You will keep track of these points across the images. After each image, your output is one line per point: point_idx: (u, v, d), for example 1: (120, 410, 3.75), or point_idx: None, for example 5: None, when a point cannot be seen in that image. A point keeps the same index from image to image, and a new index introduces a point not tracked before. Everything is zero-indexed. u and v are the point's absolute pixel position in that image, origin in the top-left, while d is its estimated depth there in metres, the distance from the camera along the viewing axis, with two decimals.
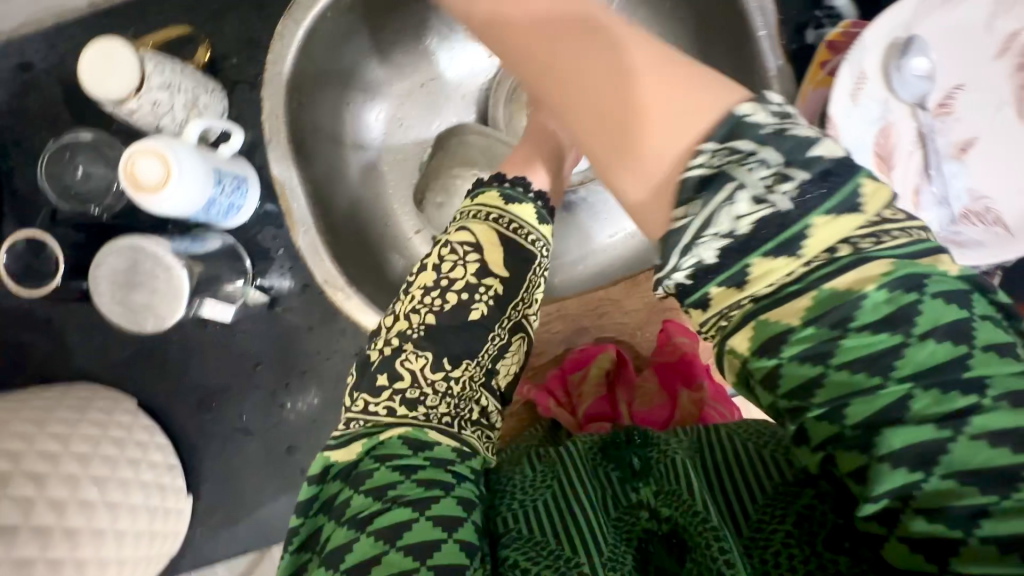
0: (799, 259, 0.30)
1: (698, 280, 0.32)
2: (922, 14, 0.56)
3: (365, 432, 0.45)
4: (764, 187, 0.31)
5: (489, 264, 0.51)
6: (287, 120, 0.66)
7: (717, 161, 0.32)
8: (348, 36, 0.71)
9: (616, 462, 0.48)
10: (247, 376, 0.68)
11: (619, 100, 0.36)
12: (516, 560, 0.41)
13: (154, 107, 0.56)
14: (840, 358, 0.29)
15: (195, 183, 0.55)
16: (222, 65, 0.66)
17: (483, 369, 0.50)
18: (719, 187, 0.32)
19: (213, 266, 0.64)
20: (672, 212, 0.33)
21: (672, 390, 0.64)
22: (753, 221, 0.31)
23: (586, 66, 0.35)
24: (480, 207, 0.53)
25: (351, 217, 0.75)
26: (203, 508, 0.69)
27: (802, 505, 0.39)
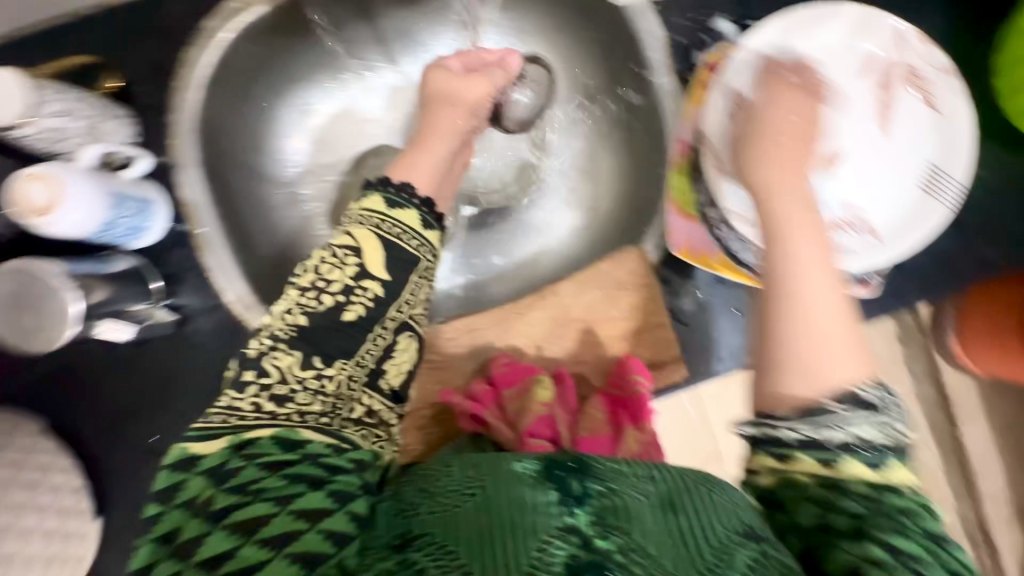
0: (877, 470, 0.41)
1: (802, 442, 0.41)
2: (786, 37, 0.60)
3: (231, 428, 0.49)
4: (891, 424, 0.41)
5: (367, 263, 0.55)
6: (202, 144, 0.69)
7: (883, 401, 0.42)
8: (263, 66, 0.74)
9: (557, 483, 0.45)
10: (157, 395, 0.68)
11: (815, 269, 0.45)
12: (424, 565, 0.41)
13: (49, 133, 0.57)
14: (870, 485, 0.40)
15: (88, 209, 0.56)
16: (133, 91, 0.68)
17: (366, 369, 0.55)
18: (860, 408, 0.41)
19: (117, 287, 0.63)
20: (822, 402, 0.41)
21: (618, 422, 0.63)
22: (874, 438, 0.41)
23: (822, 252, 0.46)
24: (368, 213, 0.57)
25: (269, 239, 0.76)
26: (113, 533, 0.68)
27: (749, 556, 0.40)
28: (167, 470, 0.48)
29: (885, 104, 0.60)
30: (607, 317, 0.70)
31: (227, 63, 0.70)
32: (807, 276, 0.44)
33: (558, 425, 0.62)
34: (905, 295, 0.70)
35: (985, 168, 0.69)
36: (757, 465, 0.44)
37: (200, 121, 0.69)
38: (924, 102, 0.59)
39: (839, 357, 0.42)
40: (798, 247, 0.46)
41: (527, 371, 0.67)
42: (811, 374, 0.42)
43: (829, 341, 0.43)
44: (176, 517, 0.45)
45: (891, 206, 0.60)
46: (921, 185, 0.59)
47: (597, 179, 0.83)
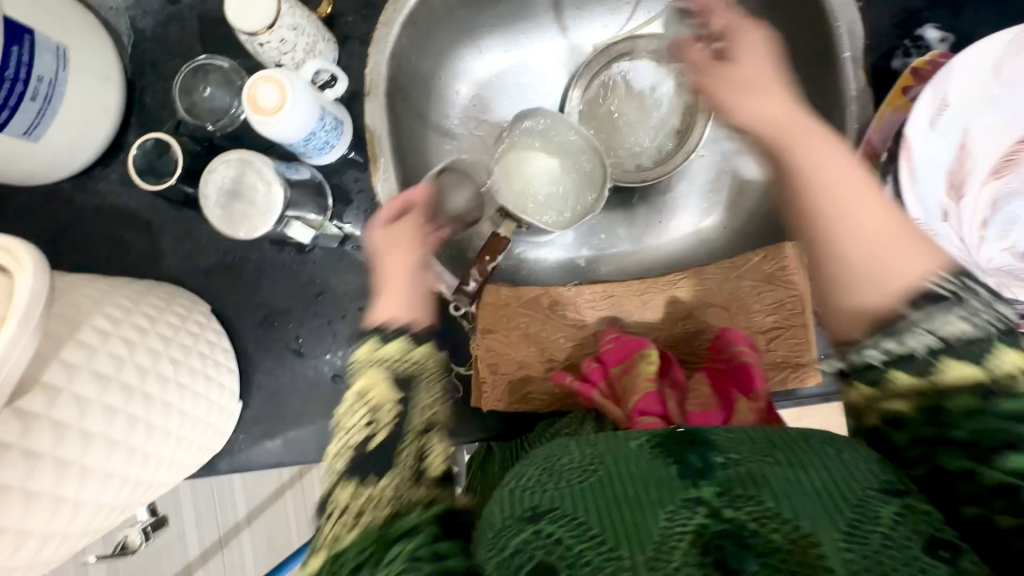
0: (984, 367, 0.44)
1: (891, 361, 0.47)
2: (1014, 49, 0.56)
3: (328, 551, 0.49)
4: (970, 312, 0.45)
5: (378, 399, 0.54)
6: (387, 80, 0.72)
7: (950, 288, 0.47)
8: (449, 16, 0.78)
9: (677, 457, 0.45)
10: (310, 301, 0.74)
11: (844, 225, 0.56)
12: (561, 537, 0.42)
13: (280, 44, 0.62)
14: (1007, 407, 0.43)
15: (304, 116, 0.61)
16: (338, 20, 0.73)
17: (410, 468, 0.53)
18: (938, 313, 0.46)
19: (299, 194, 0.69)
20: (899, 308, 0.48)
21: (727, 395, 0.60)
22: (952, 335, 0.45)
23: (843, 209, 0.57)
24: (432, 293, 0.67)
25: (426, 179, 0.81)
26: (251, 417, 0.74)
27: (893, 510, 0.41)
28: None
29: None
30: (748, 309, 0.69)
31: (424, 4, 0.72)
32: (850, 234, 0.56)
33: (668, 401, 0.59)
34: None
35: None
36: (872, 401, 0.49)
37: (392, 56, 0.72)
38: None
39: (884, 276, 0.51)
40: (840, 213, 0.57)
41: (634, 346, 0.66)
42: (875, 284, 0.51)
43: (889, 255, 0.52)
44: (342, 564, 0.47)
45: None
46: None
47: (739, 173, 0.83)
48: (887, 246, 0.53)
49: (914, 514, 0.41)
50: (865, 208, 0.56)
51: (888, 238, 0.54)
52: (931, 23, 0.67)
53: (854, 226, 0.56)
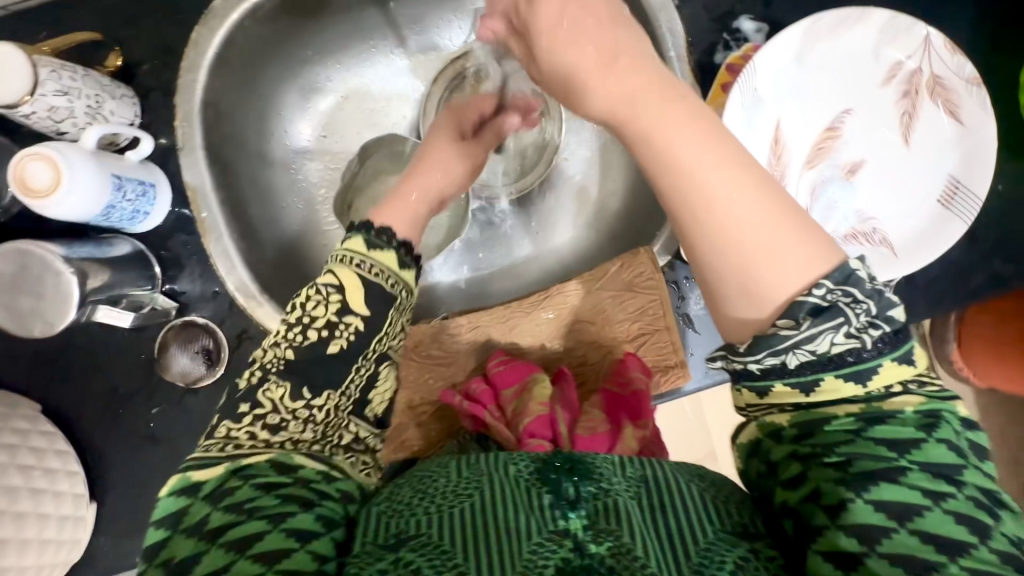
0: (862, 385, 0.40)
1: (766, 372, 0.41)
2: (813, 39, 0.58)
3: (227, 455, 0.47)
4: (856, 328, 0.39)
5: (349, 301, 0.53)
6: (204, 128, 0.66)
7: (831, 297, 0.38)
8: (272, 47, 0.72)
9: (551, 486, 0.44)
10: (154, 383, 0.67)
11: (742, 215, 0.40)
12: (419, 564, 0.40)
13: (50, 112, 0.56)
14: (872, 432, 0.39)
15: (89, 191, 0.55)
16: (136, 70, 0.66)
17: (352, 399, 0.54)
18: (822, 319, 0.38)
19: (119, 270, 0.62)
20: (773, 326, 0.39)
21: (616, 421, 0.60)
22: (839, 351, 0.39)
23: (755, 201, 0.40)
24: (349, 252, 0.54)
25: (274, 227, 0.75)
26: (108, 517, 0.67)
27: (739, 554, 0.40)
28: (169, 497, 0.44)
29: (909, 114, 0.59)
30: (615, 319, 0.70)
31: (233, 41, 0.67)
32: (715, 227, 0.40)
33: (558, 425, 0.56)
34: (917, 309, 0.68)
35: (1004, 183, 0.68)
36: (751, 409, 0.43)
37: (204, 103, 0.66)
38: (951, 112, 0.58)
39: (762, 285, 0.40)
40: (709, 209, 0.40)
41: (525, 371, 0.65)
42: (748, 291, 0.40)
43: (761, 261, 0.39)
44: (196, 513, 0.43)
45: (908, 218, 0.59)
46: (939, 200, 0.58)
47: (607, 175, 0.83)
48: (780, 235, 0.39)
49: (758, 559, 0.40)
50: (735, 183, 0.40)
51: (773, 233, 0.40)
52: (746, 14, 0.68)
53: (752, 213, 0.40)
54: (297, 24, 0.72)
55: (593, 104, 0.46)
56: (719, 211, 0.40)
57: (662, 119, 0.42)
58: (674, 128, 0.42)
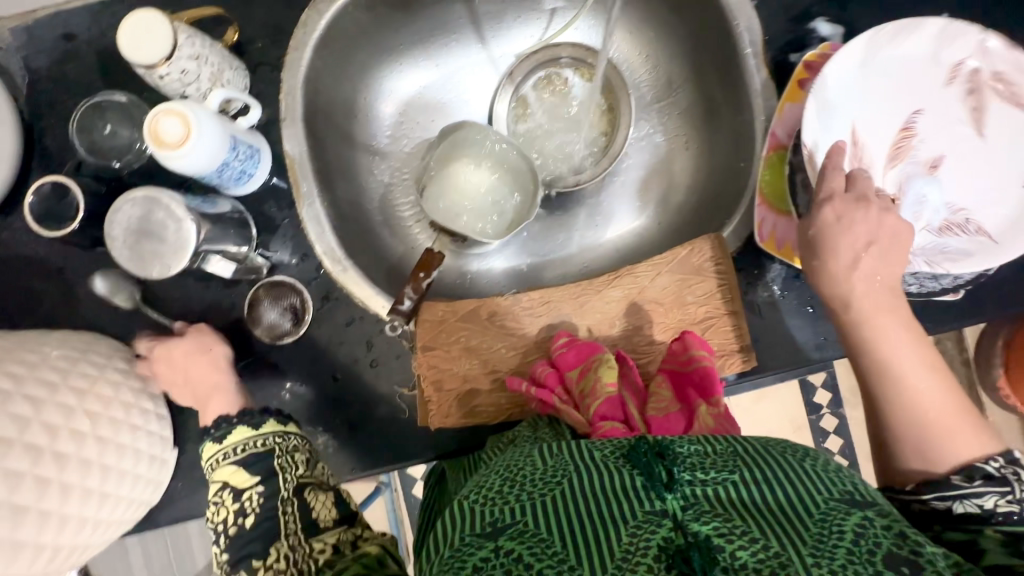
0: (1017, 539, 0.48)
1: (944, 500, 0.50)
2: (875, 47, 0.64)
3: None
4: (1006, 499, 0.49)
5: (235, 485, 0.60)
6: (304, 103, 0.72)
7: (1003, 470, 0.50)
8: (368, 33, 0.77)
9: (641, 468, 0.45)
10: (240, 337, 0.71)
11: (919, 373, 0.54)
12: (520, 554, 0.41)
13: (181, 75, 0.61)
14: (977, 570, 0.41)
15: (210, 146, 0.59)
16: (248, 48, 0.71)
17: (298, 530, 0.58)
18: (994, 485, 0.49)
19: (219, 227, 0.66)
20: (948, 476, 0.51)
21: (687, 401, 0.61)
22: (999, 508, 0.49)
23: (940, 379, 0.54)
24: (233, 446, 0.62)
25: (358, 202, 0.80)
26: (187, 464, 0.71)
27: (855, 522, 0.41)
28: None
29: (978, 109, 0.63)
30: (682, 302, 0.71)
31: (337, 24, 0.73)
32: (906, 384, 0.54)
33: (629, 407, 0.60)
34: (987, 307, 0.68)
35: None
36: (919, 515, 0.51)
37: (306, 80, 0.72)
38: (1016, 103, 0.62)
39: (929, 455, 0.52)
40: (904, 384, 0.54)
41: (590, 349, 0.66)
42: (922, 453, 0.53)
43: (937, 434, 0.53)
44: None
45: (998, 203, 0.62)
46: None
47: (671, 167, 0.85)
48: (950, 405, 0.54)
49: (874, 526, 0.42)
50: (932, 372, 0.54)
51: (943, 410, 0.53)
52: (821, 17, 0.71)
53: (936, 399, 0.54)
54: (393, 13, 0.78)
55: (834, 277, 0.58)
56: (910, 385, 0.54)
57: (882, 312, 0.56)
58: (903, 333, 0.55)
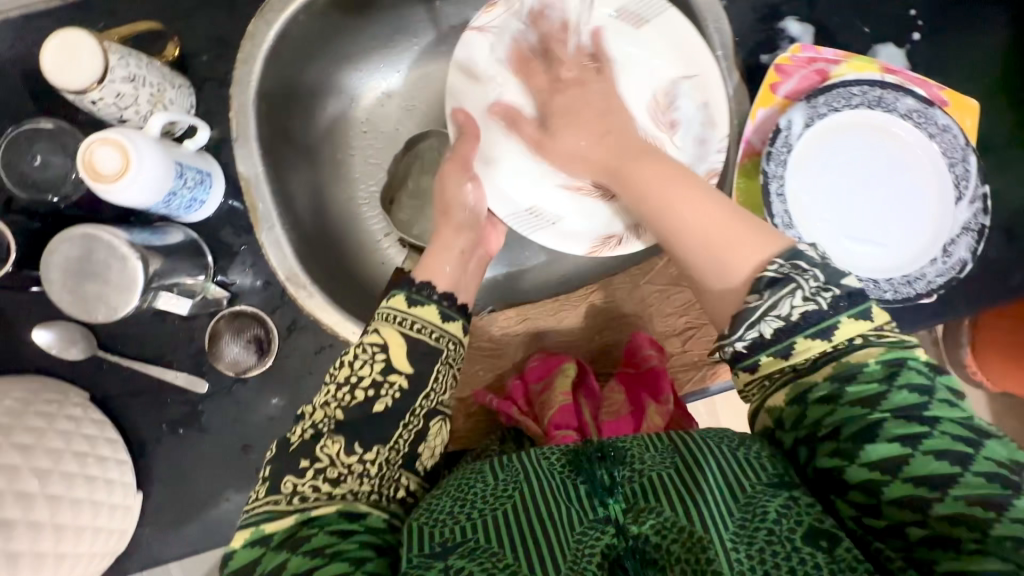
0: (828, 339, 0.42)
1: (765, 341, 0.43)
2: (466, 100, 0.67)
3: (296, 508, 0.46)
4: (810, 291, 0.43)
5: (393, 361, 0.52)
6: (257, 120, 0.66)
7: (782, 270, 0.44)
8: (321, 40, 0.72)
9: (585, 475, 0.43)
10: (202, 371, 0.67)
11: (673, 196, 0.52)
12: (470, 569, 0.40)
13: (116, 99, 0.56)
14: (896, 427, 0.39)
15: (155, 178, 0.55)
16: (192, 61, 0.67)
17: (401, 452, 0.51)
18: (779, 288, 0.43)
19: (172, 259, 0.62)
20: (744, 300, 0.45)
21: (638, 401, 0.62)
22: (801, 313, 0.42)
23: (700, 186, 0.52)
24: (391, 311, 0.55)
25: (321, 222, 0.75)
26: (152, 507, 0.67)
27: (780, 504, 0.40)
28: (245, 548, 0.45)
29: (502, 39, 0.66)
30: (660, 313, 0.70)
31: (287, 33, 0.67)
32: (674, 211, 0.52)
33: (583, 413, 0.60)
34: (957, 308, 0.69)
35: None
36: (769, 378, 0.44)
37: (258, 95, 0.66)
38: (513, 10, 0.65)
39: (734, 270, 0.46)
40: (668, 213, 0.52)
41: (555, 363, 0.65)
42: (725, 271, 0.47)
43: (719, 252, 0.47)
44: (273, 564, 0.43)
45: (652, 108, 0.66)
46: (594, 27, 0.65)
47: None
48: (725, 227, 0.48)
49: (799, 506, 0.40)
50: (686, 199, 0.51)
51: (717, 229, 0.48)
52: (792, 16, 0.69)
53: (679, 194, 0.52)
54: (349, 17, 0.72)
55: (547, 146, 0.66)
56: (687, 218, 0.50)
57: (661, 183, 0.54)
58: (654, 178, 0.55)
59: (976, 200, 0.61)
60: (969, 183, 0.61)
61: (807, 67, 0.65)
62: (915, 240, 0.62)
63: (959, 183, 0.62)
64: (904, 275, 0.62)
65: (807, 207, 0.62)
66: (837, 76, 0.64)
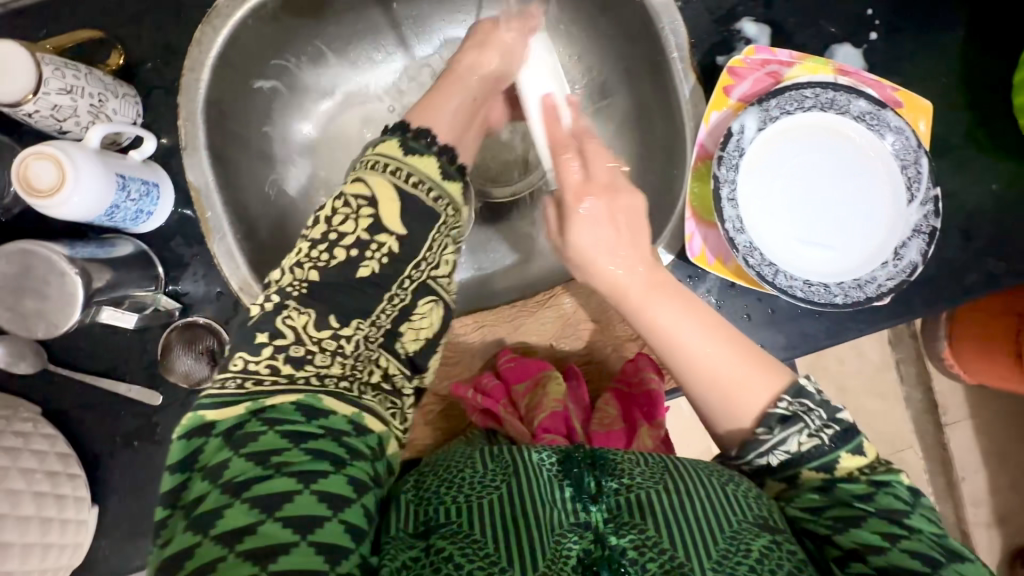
0: (829, 470, 0.46)
1: (760, 467, 0.48)
2: None
3: (250, 395, 0.48)
4: (814, 428, 0.47)
5: (382, 219, 0.54)
6: (207, 127, 0.65)
7: (793, 408, 0.47)
8: (273, 45, 0.71)
9: (575, 479, 0.44)
10: (157, 383, 0.66)
11: (694, 330, 0.52)
12: (450, 552, 0.41)
13: (54, 111, 0.55)
14: (870, 508, 0.43)
15: (94, 192, 0.54)
16: (138, 69, 0.66)
17: (382, 328, 0.55)
18: (789, 426, 0.47)
19: (122, 271, 0.61)
20: (754, 432, 0.48)
21: (631, 421, 0.61)
22: (805, 450, 0.46)
23: (696, 313, 0.53)
24: (378, 157, 0.55)
25: (278, 229, 0.74)
26: (109, 520, 0.66)
27: (762, 543, 0.41)
28: (182, 439, 0.46)
29: None
30: (619, 318, 0.70)
31: (235, 38, 0.66)
32: (687, 351, 0.51)
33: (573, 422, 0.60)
34: (916, 309, 0.69)
35: (997, 183, 0.69)
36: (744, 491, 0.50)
37: (206, 102, 0.65)
38: None
39: (740, 402, 0.49)
40: (680, 347, 0.52)
41: (537, 367, 0.65)
42: (732, 411, 0.49)
43: (731, 389, 0.49)
44: (176, 525, 0.42)
45: None
46: None
47: None
48: (740, 357, 0.50)
49: (781, 550, 0.41)
50: (710, 330, 0.52)
51: (729, 370, 0.50)
52: (747, 17, 0.69)
53: (704, 329, 0.52)
54: (301, 21, 0.71)
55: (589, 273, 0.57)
56: (700, 359, 0.51)
57: (664, 302, 0.54)
58: (663, 307, 0.53)
59: (927, 202, 0.60)
60: (920, 184, 0.61)
61: (760, 69, 0.64)
62: (864, 244, 0.62)
63: (909, 185, 0.61)
64: (853, 279, 0.61)
65: (756, 211, 0.62)
66: (790, 78, 0.64)
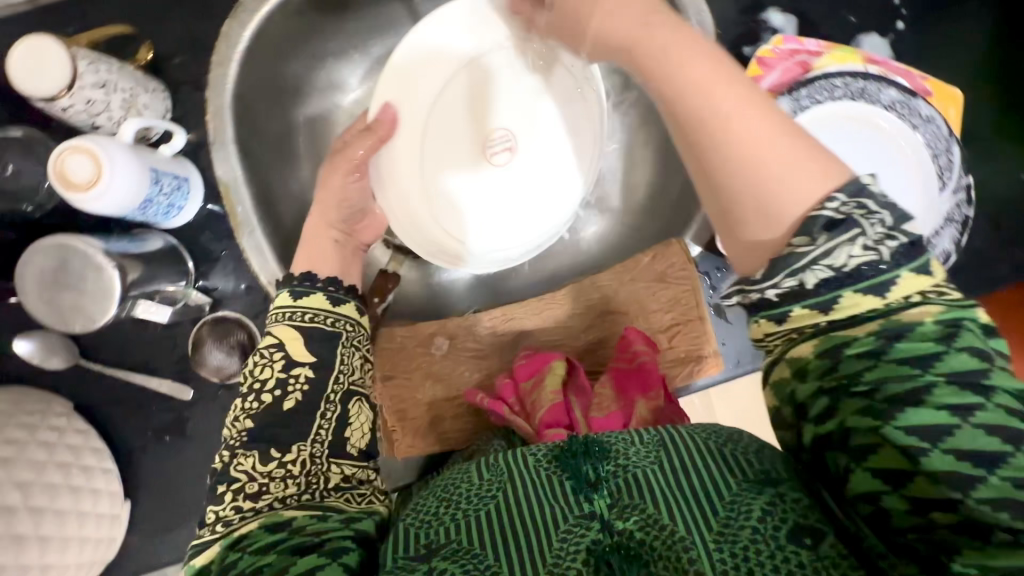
0: (881, 298, 0.34)
1: (788, 297, 0.35)
2: None
3: (222, 533, 0.43)
4: (872, 240, 0.34)
5: (292, 353, 0.50)
6: (235, 122, 0.65)
7: (846, 210, 0.34)
8: (297, 39, 0.71)
9: (570, 471, 0.42)
10: (186, 378, 0.66)
11: (741, 111, 0.37)
12: (452, 574, 0.39)
13: (88, 105, 0.55)
14: (940, 369, 0.33)
15: (129, 186, 0.54)
16: (166, 64, 0.66)
17: (326, 442, 0.49)
18: (838, 233, 0.34)
19: (151, 267, 0.62)
20: (789, 244, 0.35)
21: (627, 399, 0.59)
22: (856, 265, 0.34)
23: (749, 93, 0.38)
24: (279, 310, 0.52)
25: (304, 224, 0.74)
26: (141, 515, 0.67)
27: (763, 503, 0.38)
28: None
29: None
30: (647, 310, 0.70)
31: (263, 33, 0.65)
32: (722, 104, 0.37)
33: (574, 410, 0.58)
34: None
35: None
36: (768, 342, 0.38)
37: (234, 96, 0.65)
38: None
39: (772, 208, 0.36)
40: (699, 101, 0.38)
41: (542, 359, 0.64)
42: (766, 213, 0.36)
43: (767, 184, 0.36)
44: None
45: None
46: None
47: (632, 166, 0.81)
48: (780, 136, 0.36)
49: (785, 504, 0.38)
50: (754, 112, 0.37)
51: (765, 138, 0.36)
52: (774, 7, 0.68)
53: (746, 107, 0.37)
54: (326, 15, 0.71)
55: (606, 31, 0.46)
56: (733, 136, 0.36)
57: (693, 57, 0.40)
58: (700, 70, 0.39)
59: (959, 190, 0.62)
60: (952, 173, 0.62)
61: (789, 59, 0.64)
62: None
63: (942, 173, 0.62)
64: None
65: None
66: (819, 67, 0.64)
